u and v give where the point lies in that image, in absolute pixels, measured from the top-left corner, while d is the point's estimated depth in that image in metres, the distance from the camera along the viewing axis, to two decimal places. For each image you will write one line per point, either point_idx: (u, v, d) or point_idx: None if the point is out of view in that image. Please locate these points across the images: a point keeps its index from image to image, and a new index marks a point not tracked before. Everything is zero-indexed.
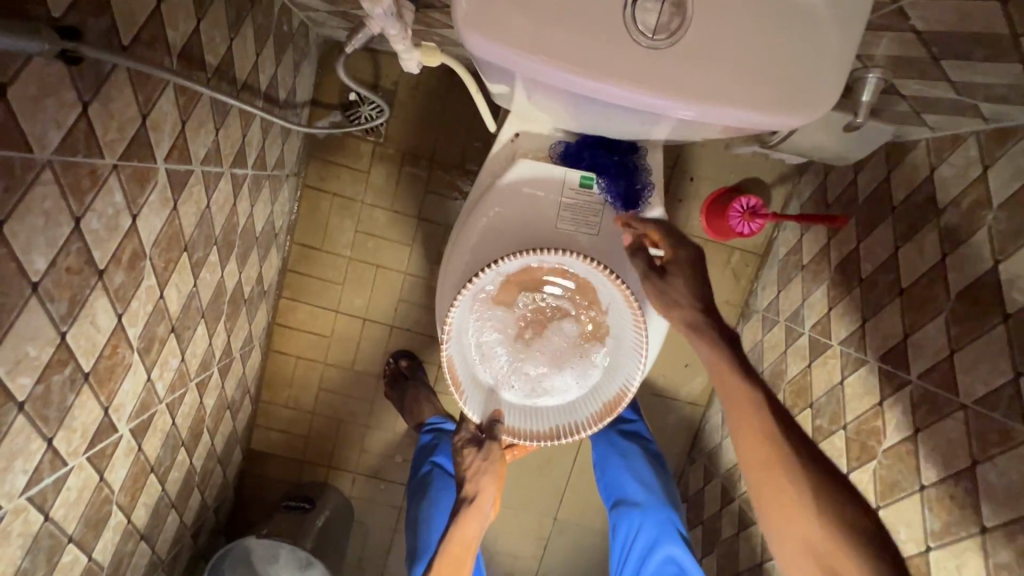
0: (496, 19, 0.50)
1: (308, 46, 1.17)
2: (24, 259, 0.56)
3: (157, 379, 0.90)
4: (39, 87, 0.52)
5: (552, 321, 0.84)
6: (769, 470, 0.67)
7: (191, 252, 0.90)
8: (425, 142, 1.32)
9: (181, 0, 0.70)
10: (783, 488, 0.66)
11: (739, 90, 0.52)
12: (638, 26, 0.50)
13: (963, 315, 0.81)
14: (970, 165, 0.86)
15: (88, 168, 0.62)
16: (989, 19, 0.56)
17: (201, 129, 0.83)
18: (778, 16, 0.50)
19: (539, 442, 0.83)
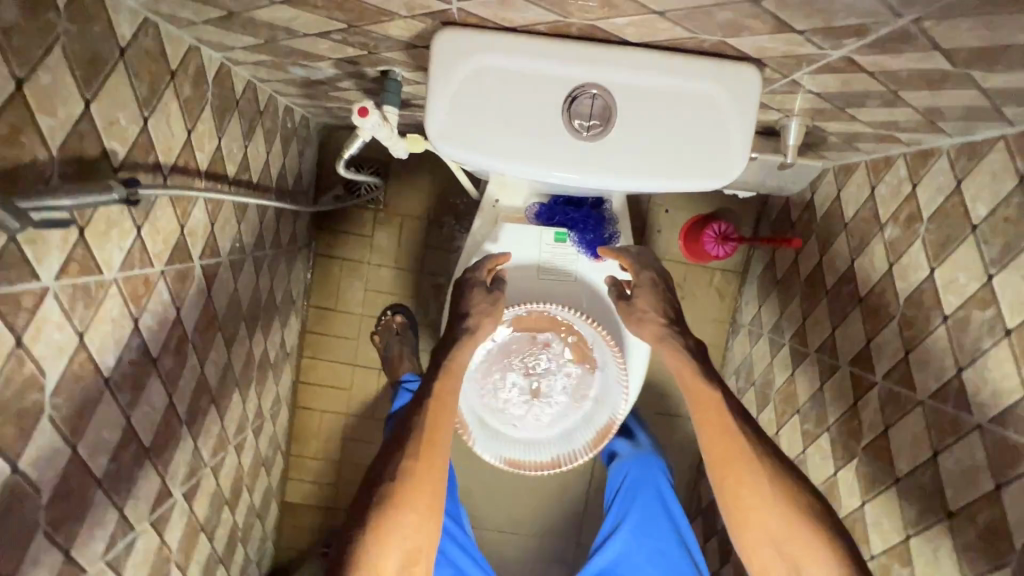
0: (460, 135, 0.63)
1: (310, 134, 1.32)
2: (98, 359, 0.69)
3: (202, 445, 1.01)
4: (107, 222, 0.66)
5: (545, 363, 0.95)
6: (732, 456, 0.82)
7: (224, 330, 1.03)
8: (421, 203, 1.45)
9: (206, 128, 0.85)
10: (744, 468, 0.81)
11: (663, 165, 0.63)
12: (574, 127, 0.63)
13: (910, 319, 0.90)
14: (902, 183, 0.97)
15: (143, 277, 0.75)
16: (868, 83, 0.67)
17: (227, 226, 0.97)
18: (686, 107, 0.62)
19: (543, 471, 0.93)
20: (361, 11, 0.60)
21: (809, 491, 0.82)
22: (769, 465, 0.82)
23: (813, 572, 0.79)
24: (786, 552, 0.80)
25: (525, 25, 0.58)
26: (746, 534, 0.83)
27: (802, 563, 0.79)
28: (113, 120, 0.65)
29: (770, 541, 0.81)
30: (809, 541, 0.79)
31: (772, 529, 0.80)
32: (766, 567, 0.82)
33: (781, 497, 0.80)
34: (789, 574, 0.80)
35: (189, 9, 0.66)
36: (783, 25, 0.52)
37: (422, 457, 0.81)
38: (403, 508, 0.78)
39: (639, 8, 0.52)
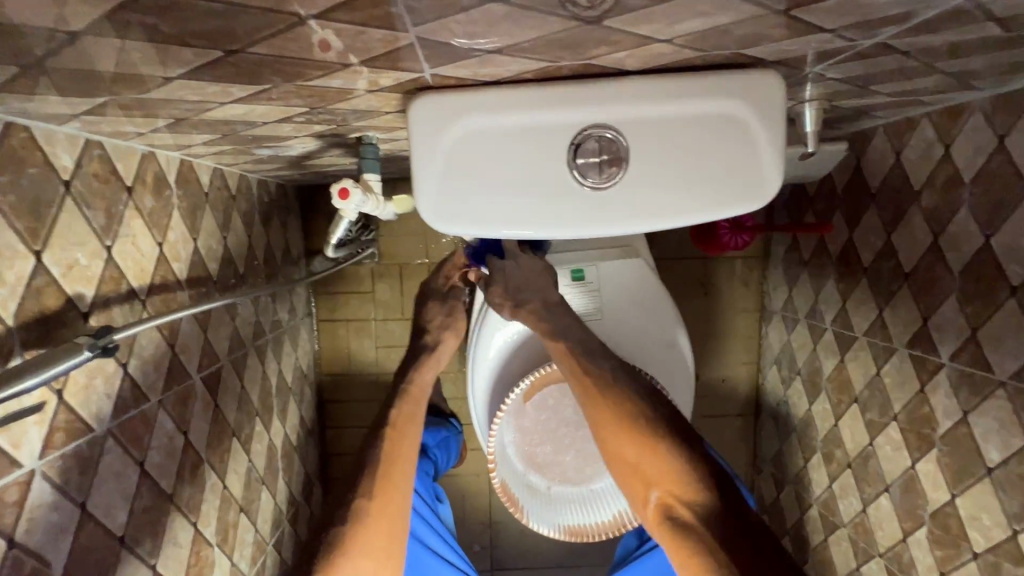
0: (459, 211, 0.57)
1: (290, 201, 1.25)
2: (108, 520, 0.62)
3: (240, 559, 0.94)
4: (87, 373, 0.60)
5: (584, 415, 0.90)
6: (581, 384, 0.79)
7: (239, 434, 0.96)
8: (418, 247, 1.37)
9: (178, 234, 0.78)
10: (591, 394, 0.77)
11: (691, 198, 0.57)
12: (582, 176, 0.56)
13: (970, 293, 0.82)
14: (932, 146, 0.88)
15: (139, 415, 0.68)
16: (898, 60, 0.59)
17: (221, 327, 0.90)
18: (705, 129, 0.55)
19: (608, 535, 0.90)
20: (324, 94, 0.53)
21: (675, 423, 0.74)
22: (613, 390, 0.76)
23: (665, 490, 0.70)
24: (637, 474, 0.73)
25: (510, 76, 0.51)
26: (608, 460, 0.77)
27: (653, 482, 0.72)
28: (72, 262, 0.58)
29: (632, 470, 0.74)
30: (662, 458, 0.71)
31: (625, 450, 0.74)
32: (628, 492, 0.75)
33: (630, 419, 0.74)
34: (645, 495, 0.73)
35: (132, 122, 0.60)
36: (811, 27, 0.45)
37: (379, 493, 0.79)
38: (361, 544, 0.75)
39: (643, 41, 0.44)
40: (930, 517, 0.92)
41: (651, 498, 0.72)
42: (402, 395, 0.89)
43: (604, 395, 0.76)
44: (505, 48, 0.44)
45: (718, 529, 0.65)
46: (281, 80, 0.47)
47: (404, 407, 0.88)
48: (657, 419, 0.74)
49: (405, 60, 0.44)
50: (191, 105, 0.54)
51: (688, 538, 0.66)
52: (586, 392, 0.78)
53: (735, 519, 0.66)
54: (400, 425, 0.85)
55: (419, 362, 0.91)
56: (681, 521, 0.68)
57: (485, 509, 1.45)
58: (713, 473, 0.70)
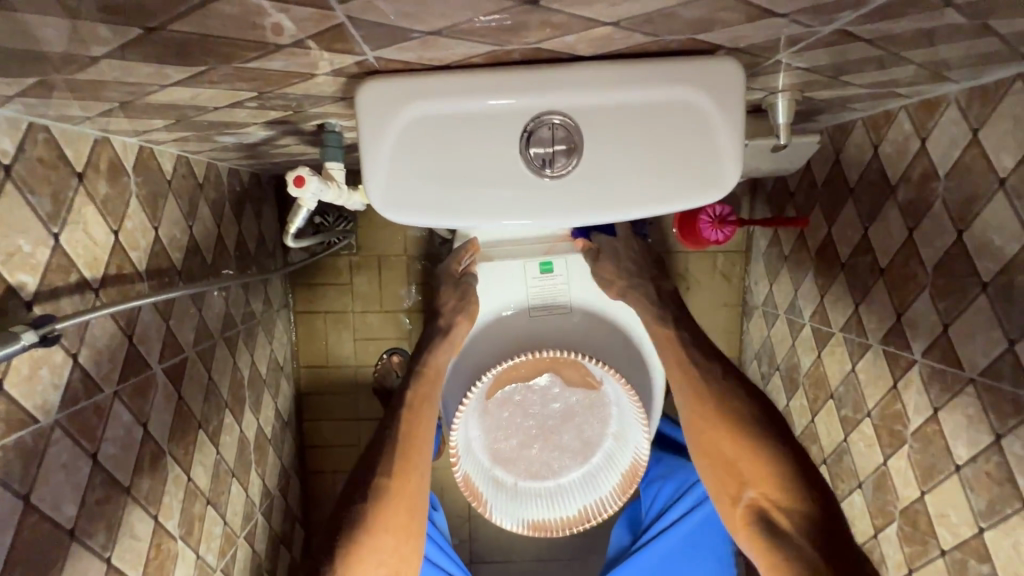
0: (409, 199, 0.55)
1: (264, 191, 1.23)
2: (55, 513, 0.61)
3: (206, 552, 0.93)
4: (31, 363, 0.58)
5: (550, 409, 0.90)
6: (683, 381, 0.84)
7: (207, 426, 0.94)
8: (396, 239, 1.35)
9: (136, 222, 0.76)
10: (691, 395, 0.83)
11: (645, 191, 0.56)
12: (535, 165, 0.54)
13: (943, 289, 0.82)
14: (909, 139, 0.87)
15: (92, 406, 0.67)
16: (861, 50, 0.58)
17: (185, 317, 0.89)
18: (661, 118, 0.53)
19: (570, 529, 0.92)
20: (267, 78, 0.51)
21: (782, 431, 0.80)
22: (726, 392, 0.82)
23: (760, 491, 0.78)
24: (733, 473, 0.80)
25: (457, 61, 0.50)
26: (702, 457, 0.84)
27: (748, 482, 0.79)
28: (14, 249, 0.56)
29: (727, 469, 0.81)
30: (759, 460, 0.78)
31: (724, 450, 0.81)
32: (719, 488, 0.83)
33: (729, 423, 0.81)
34: (737, 495, 0.80)
35: (77, 105, 0.58)
36: (762, 12, 0.43)
37: (398, 473, 0.80)
38: (378, 532, 0.77)
39: (587, 23, 0.43)
40: (900, 513, 0.92)
41: (744, 498, 0.79)
42: (419, 373, 0.86)
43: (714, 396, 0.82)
44: (443, 30, 0.42)
45: (812, 531, 0.72)
46: (216, 61, 0.46)
47: (421, 385, 0.84)
48: (756, 423, 0.80)
49: (341, 41, 0.43)
50: (131, 87, 0.52)
51: (776, 537, 0.74)
52: (687, 391, 0.84)
53: (829, 523, 0.72)
54: (418, 406, 0.83)
55: (433, 343, 0.86)
56: (776, 523, 0.75)
57: (463, 503, 1.44)
58: (813, 483, 0.75)
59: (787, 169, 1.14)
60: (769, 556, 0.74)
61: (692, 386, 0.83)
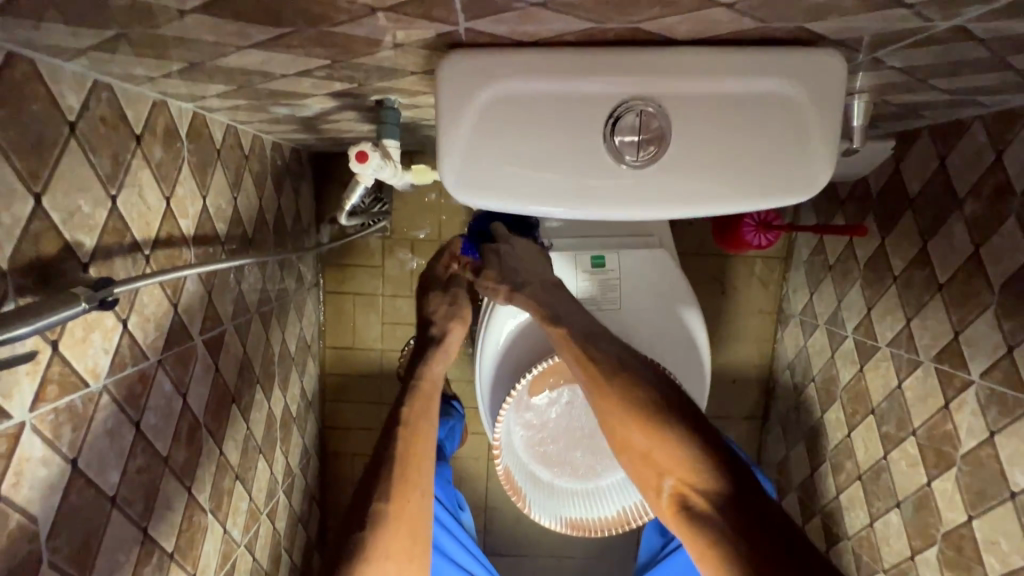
0: (485, 181, 0.53)
1: (303, 168, 1.22)
2: (100, 479, 0.60)
3: (232, 527, 0.93)
4: (85, 326, 0.57)
5: (595, 405, 0.89)
6: (583, 370, 0.75)
7: (239, 400, 0.94)
8: (431, 225, 1.33)
9: (187, 190, 0.75)
10: (594, 384, 0.73)
11: (731, 187, 0.53)
12: (615, 152, 0.52)
13: (1011, 310, 0.78)
14: (983, 151, 0.83)
15: (137, 374, 0.66)
16: (967, 51, 0.54)
17: (226, 290, 0.88)
18: (754, 112, 0.51)
19: (611, 530, 0.89)
20: (348, 45, 0.49)
21: (669, 405, 0.71)
22: (626, 379, 0.72)
23: (677, 477, 0.68)
24: (649, 465, 0.70)
25: (549, 39, 0.47)
26: (617, 448, 0.74)
27: (665, 470, 0.69)
28: (73, 209, 0.55)
29: (639, 456, 0.71)
30: (668, 448, 0.68)
31: (635, 443, 0.71)
32: (638, 480, 0.73)
33: (636, 409, 0.70)
34: (659, 485, 0.70)
35: (144, 64, 0.56)
36: (889, 1, 0.40)
37: (396, 497, 0.78)
38: (380, 557, 0.73)
39: (701, 2, 0.40)
40: (942, 537, 0.89)
41: (666, 489, 0.69)
42: (413, 390, 0.87)
43: (618, 382, 0.72)
44: (549, 2, 0.40)
45: (734, 524, 0.62)
46: (303, 23, 0.44)
47: (416, 401, 0.86)
48: (655, 407, 0.70)
49: (438, 9, 0.41)
50: (206, 48, 0.50)
51: (706, 530, 0.64)
52: (590, 383, 0.74)
53: (744, 500, 0.65)
54: (414, 424, 0.83)
55: (428, 354, 0.88)
56: (701, 515, 0.65)
57: (481, 494, 1.43)
58: (718, 457, 0.67)
59: (841, 175, 1.11)
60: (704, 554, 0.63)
61: (591, 372, 0.73)
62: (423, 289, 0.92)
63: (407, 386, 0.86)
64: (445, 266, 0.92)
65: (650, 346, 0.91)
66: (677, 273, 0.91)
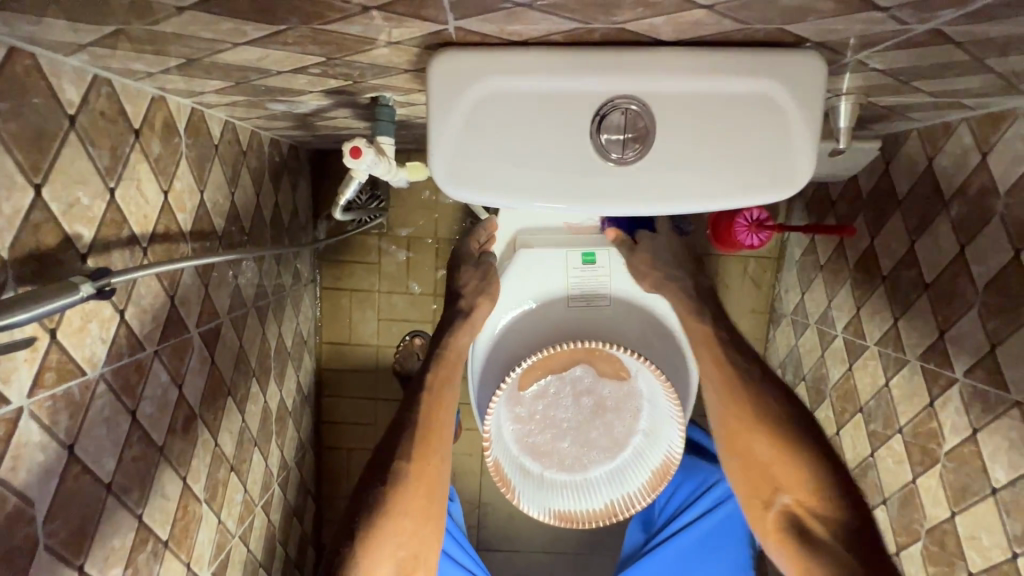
0: (473, 176, 0.54)
1: (301, 164, 1.23)
2: (96, 466, 0.62)
3: (227, 517, 0.94)
4: (82, 316, 0.59)
5: (583, 399, 0.91)
6: (719, 386, 0.79)
7: (235, 393, 0.95)
8: (427, 222, 1.35)
9: (184, 184, 0.76)
10: (724, 392, 0.78)
11: (713, 184, 0.54)
12: (601, 149, 0.53)
13: (994, 309, 0.79)
14: (969, 153, 0.85)
15: (133, 363, 0.67)
16: (945, 54, 0.56)
17: (222, 284, 0.89)
18: (736, 111, 0.52)
19: (597, 522, 0.92)
20: (340, 43, 0.50)
21: (811, 424, 0.76)
22: (763, 395, 0.76)
23: (794, 496, 0.75)
24: (768, 479, 0.77)
25: (535, 38, 0.49)
26: (734, 459, 0.81)
27: (782, 487, 0.76)
28: (73, 200, 0.56)
29: (756, 468, 0.78)
30: (791, 467, 0.75)
31: (757, 455, 0.77)
32: (749, 490, 0.80)
33: (784, 433, 0.75)
34: (770, 499, 0.77)
35: (142, 60, 0.57)
36: (862, 4, 0.42)
37: (417, 458, 0.76)
38: (397, 516, 0.73)
39: (681, 4, 0.42)
40: (926, 533, 0.91)
41: (778, 504, 0.76)
42: (440, 354, 0.83)
43: (760, 405, 0.77)
44: (533, 2, 0.41)
45: (847, 542, 0.69)
46: (296, 21, 0.45)
47: (442, 367, 0.81)
48: (798, 426, 0.75)
49: (426, 7, 0.42)
50: (202, 44, 0.52)
51: (808, 543, 0.72)
52: (724, 396, 0.79)
53: (867, 530, 0.70)
54: (438, 389, 0.80)
55: (454, 324, 0.84)
56: (811, 531, 0.73)
57: (474, 489, 1.44)
58: (850, 488, 0.72)
59: (832, 175, 1.12)
60: (803, 562, 0.72)
61: (729, 389, 0.78)
62: (456, 262, 0.89)
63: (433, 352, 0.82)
64: (476, 244, 0.90)
65: (637, 342, 0.92)
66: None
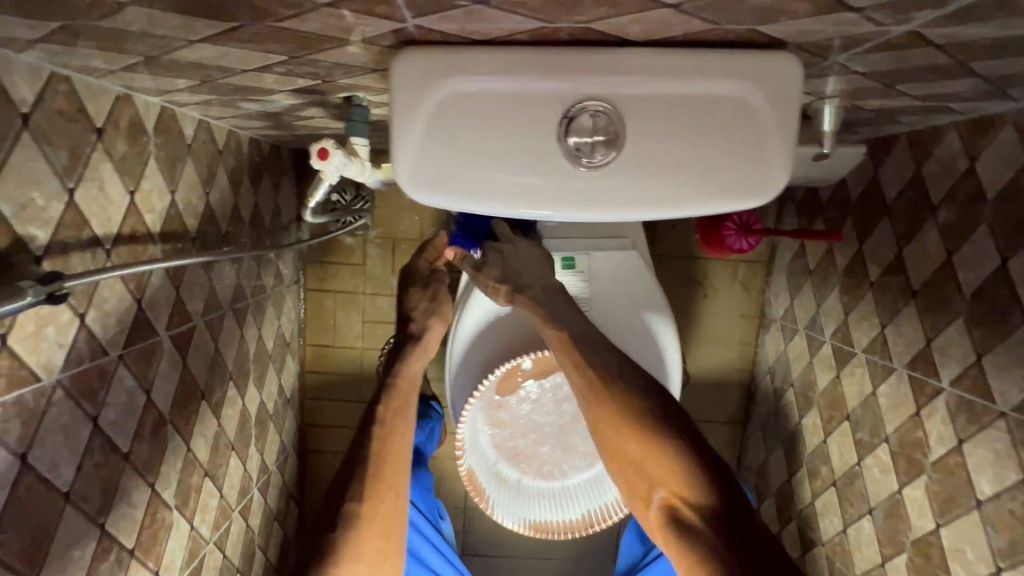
0: (440, 180, 0.53)
1: (284, 164, 1.21)
2: (52, 475, 0.60)
3: (201, 524, 0.92)
4: (37, 321, 0.57)
5: (561, 407, 0.89)
6: (582, 382, 0.75)
7: (209, 397, 0.93)
8: (413, 223, 1.33)
9: (153, 184, 0.74)
10: (590, 389, 0.74)
11: (685, 190, 0.53)
12: (572, 154, 0.52)
13: (981, 318, 0.78)
14: (957, 157, 0.83)
15: (95, 368, 0.65)
16: (927, 57, 0.54)
17: (196, 286, 0.87)
18: (710, 115, 0.50)
19: (573, 533, 0.90)
20: (300, 41, 0.49)
21: (664, 408, 0.72)
22: (628, 385, 0.72)
23: (669, 489, 0.69)
24: (639, 473, 0.71)
25: (501, 38, 0.47)
26: (611, 459, 0.75)
27: (657, 482, 0.70)
28: (27, 201, 0.54)
29: (628, 464, 0.72)
30: (659, 460, 0.69)
31: (628, 452, 0.72)
32: (631, 490, 0.74)
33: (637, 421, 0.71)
34: (647, 495, 0.71)
35: (101, 57, 0.56)
36: (835, 5, 0.40)
37: (371, 496, 0.77)
38: (351, 557, 0.73)
39: (646, 3, 0.40)
40: (911, 544, 0.89)
41: (656, 499, 0.70)
42: (390, 388, 0.84)
43: (617, 395, 0.72)
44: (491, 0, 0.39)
45: (722, 534, 0.64)
46: (249, 18, 0.43)
47: (392, 400, 0.83)
48: (657, 416, 0.71)
49: (382, 5, 0.40)
50: (159, 41, 0.50)
51: (686, 537, 0.66)
52: (589, 392, 0.75)
53: (734, 512, 0.66)
54: (389, 423, 0.82)
55: (406, 350, 0.85)
56: (686, 522, 0.67)
57: (460, 494, 1.42)
58: (715, 469, 0.68)
59: (819, 179, 1.11)
60: (685, 559, 0.65)
61: (591, 382, 0.74)
62: (404, 283, 0.89)
63: (384, 384, 0.84)
64: (426, 262, 0.89)
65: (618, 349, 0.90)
66: (646, 277, 0.90)
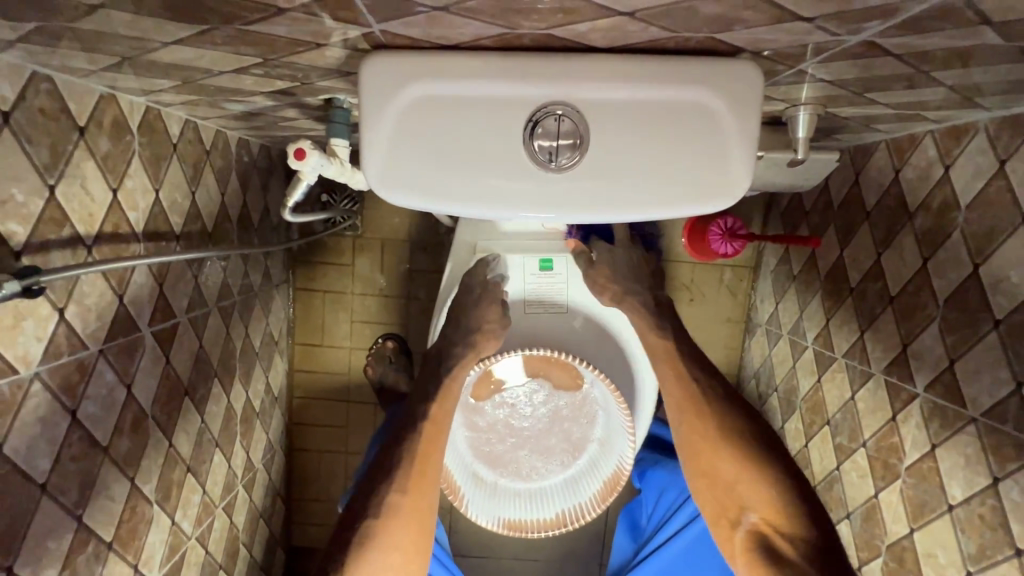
0: (406, 179, 0.54)
1: (274, 164, 1.23)
2: (28, 466, 0.61)
3: (182, 519, 0.93)
4: (15, 314, 0.58)
5: (538, 406, 0.91)
6: (684, 404, 0.85)
7: (193, 393, 0.94)
8: (402, 224, 1.34)
9: (136, 183, 0.76)
10: (690, 412, 0.84)
11: (645, 193, 0.54)
12: (537, 157, 0.53)
13: (953, 324, 0.78)
14: (932, 165, 0.84)
15: (74, 363, 0.66)
16: (889, 66, 0.55)
17: (180, 282, 0.88)
18: (672, 120, 0.51)
19: (546, 532, 0.91)
20: (271, 43, 0.50)
21: (765, 436, 0.83)
22: (723, 416, 0.83)
23: (760, 515, 0.79)
24: (733, 497, 0.81)
25: (466, 43, 0.48)
26: (700, 481, 0.85)
27: (749, 506, 0.80)
28: (6, 197, 0.56)
29: (722, 487, 0.82)
30: (758, 485, 0.79)
31: (722, 473, 0.82)
32: (719, 511, 0.83)
33: (736, 446, 0.82)
34: (737, 519, 0.81)
35: (80, 57, 0.57)
36: (785, 14, 0.41)
37: (411, 491, 0.79)
38: (387, 547, 0.77)
39: (601, 11, 0.41)
40: (887, 549, 0.90)
41: (745, 524, 0.80)
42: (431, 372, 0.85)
43: (723, 421, 0.83)
44: (449, 6, 0.40)
45: (813, 558, 0.73)
46: (217, 20, 0.45)
47: (439, 402, 0.83)
48: (757, 443, 0.82)
49: (344, 10, 0.42)
50: (134, 42, 0.51)
51: (779, 563, 0.75)
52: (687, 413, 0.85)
53: (828, 542, 0.74)
54: (435, 425, 0.81)
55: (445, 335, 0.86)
56: (778, 548, 0.76)
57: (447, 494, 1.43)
58: (807, 501, 0.78)
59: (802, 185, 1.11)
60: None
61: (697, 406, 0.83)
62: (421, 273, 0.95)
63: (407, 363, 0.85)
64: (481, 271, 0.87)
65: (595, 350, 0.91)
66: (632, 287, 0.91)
